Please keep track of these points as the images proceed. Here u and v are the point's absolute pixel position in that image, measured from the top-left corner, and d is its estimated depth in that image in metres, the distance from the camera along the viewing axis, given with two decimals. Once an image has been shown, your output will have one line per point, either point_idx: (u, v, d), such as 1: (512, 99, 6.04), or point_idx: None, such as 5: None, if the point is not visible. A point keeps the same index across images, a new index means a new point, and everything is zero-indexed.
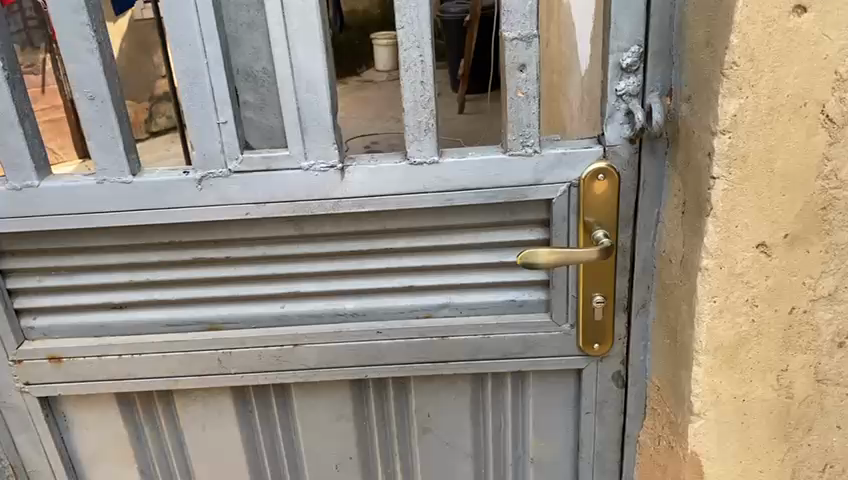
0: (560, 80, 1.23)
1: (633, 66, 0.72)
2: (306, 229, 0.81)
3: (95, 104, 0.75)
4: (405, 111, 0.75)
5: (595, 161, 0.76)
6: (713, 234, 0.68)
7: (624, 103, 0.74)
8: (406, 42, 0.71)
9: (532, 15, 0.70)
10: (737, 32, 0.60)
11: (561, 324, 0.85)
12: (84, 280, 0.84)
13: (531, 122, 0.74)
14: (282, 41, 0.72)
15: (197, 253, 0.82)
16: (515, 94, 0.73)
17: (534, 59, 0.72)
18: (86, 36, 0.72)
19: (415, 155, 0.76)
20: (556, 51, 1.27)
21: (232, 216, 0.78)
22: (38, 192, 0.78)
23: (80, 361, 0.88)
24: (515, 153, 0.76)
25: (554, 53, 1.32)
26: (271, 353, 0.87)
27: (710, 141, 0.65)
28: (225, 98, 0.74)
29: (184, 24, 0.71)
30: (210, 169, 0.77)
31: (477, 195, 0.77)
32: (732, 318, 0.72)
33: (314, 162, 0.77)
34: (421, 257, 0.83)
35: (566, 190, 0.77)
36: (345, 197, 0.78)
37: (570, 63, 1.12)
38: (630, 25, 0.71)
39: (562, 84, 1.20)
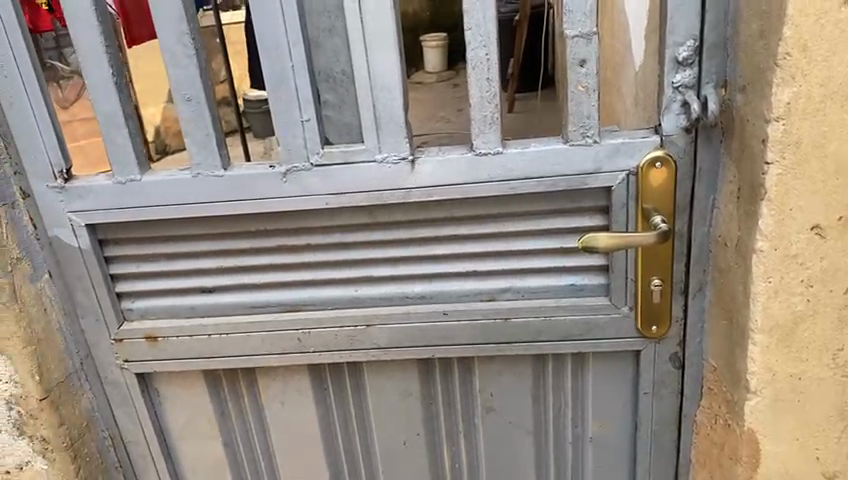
0: (614, 74, 1.26)
1: (689, 59, 0.76)
2: (378, 216, 0.87)
3: (192, 105, 0.83)
4: (471, 106, 0.80)
5: (653, 150, 0.81)
6: (768, 217, 0.71)
7: (680, 95, 0.78)
8: (474, 42, 0.77)
9: (591, 15, 0.75)
10: (790, 25, 0.64)
11: (620, 306, 0.89)
12: (179, 265, 0.93)
13: (591, 114, 0.79)
14: (360, 44, 0.79)
15: (280, 240, 0.90)
16: (576, 88, 0.78)
17: (594, 55, 0.77)
18: (186, 43, 0.80)
19: (481, 147, 0.82)
20: (609, 48, 1.31)
21: (313, 205, 0.86)
22: (140, 185, 0.87)
23: (173, 340, 0.96)
24: (575, 143, 0.81)
25: (608, 50, 1.35)
26: (346, 333, 0.94)
27: (764, 128, 0.69)
28: (308, 97, 0.81)
29: (272, 30, 0.78)
30: (293, 163, 0.84)
31: (539, 183, 0.82)
32: (787, 298, 0.75)
33: (387, 155, 0.83)
34: (486, 243, 0.88)
35: (625, 178, 0.81)
36: (415, 187, 0.84)
37: (624, 58, 1.16)
38: (686, 20, 0.75)
39: (616, 80, 1.23)
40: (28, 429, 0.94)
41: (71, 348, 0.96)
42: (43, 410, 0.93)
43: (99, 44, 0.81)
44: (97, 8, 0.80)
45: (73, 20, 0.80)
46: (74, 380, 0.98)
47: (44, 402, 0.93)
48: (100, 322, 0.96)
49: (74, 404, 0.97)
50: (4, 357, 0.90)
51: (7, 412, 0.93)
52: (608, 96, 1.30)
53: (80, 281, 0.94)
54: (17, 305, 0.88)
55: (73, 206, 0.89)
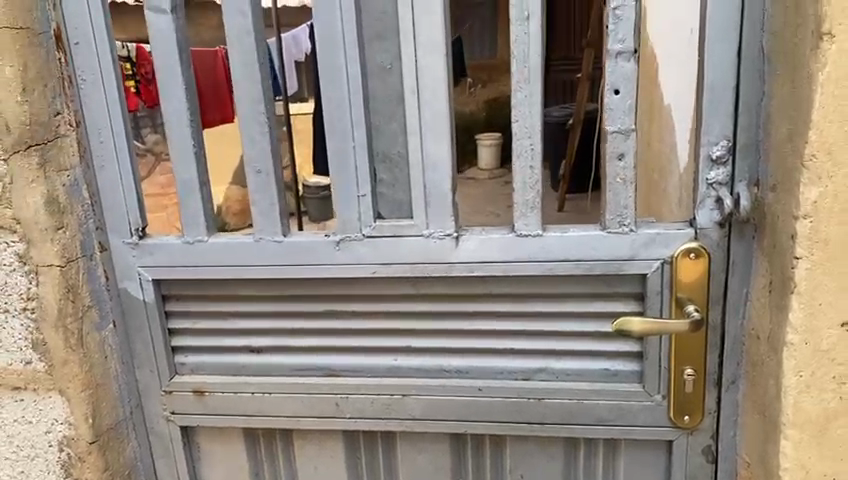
0: (662, 176, 1.31)
1: (722, 158, 0.81)
2: (422, 289, 0.92)
3: (260, 176, 0.91)
4: (514, 190, 0.86)
5: (687, 241, 0.84)
6: (798, 310, 0.74)
7: (714, 191, 0.82)
8: (519, 133, 0.84)
9: (630, 113, 0.81)
10: (815, 130, 0.68)
11: (653, 394, 0.90)
12: (232, 324, 0.99)
13: (628, 204, 0.84)
14: (416, 130, 0.86)
15: (328, 305, 0.96)
16: (615, 179, 0.84)
17: (632, 150, 0.83)
18: (261, 120, 0.89)
19: (521, 228, 0.87)
20: (659, 153, 1.37)
21: (361, 274, 0.92)
22: (206, 245, 0.95)
23: (219, 395, 1.01)
24: (612, 231, 0.85)
25: (656, 154, 1.40)
26: (382, 401, 0.97)
27: (793, 225, 0.72)
28: (365, 174, 0.89)
29: (338, 114, 0.87)
30: (347, 233, 0.91)
31: (576, 266, 0.87)
32: (818, 393, 0.76)
33: (434, 230, 0.89)
34: (523, 322, 0.92)
35: (660, 266, 0.85)
36: (458, 262, 0.90)
37: (670, 162, 1.21)
38: (720, 123, 0.80)
39: (663, 181, 1.29)
40: (75, 471, 0.98)
41: (124, 397, 1.02)
42: (91, 454, 0.97)
43: (186, 119, 0.91)
44: (188, 88, 0.91)
45: (167, 96, 0.91)
46: (122, 426, 1.02)
47: (94, 445, 0.97)
48: (154, 373, 1.02)
49: (119, 450, 1.02)
50: (62, 398, 0.95)
51: (58, 452, 0.98)
52: (655, 197, 1.35)
53: (141, 332, 1.00)
54: (82, 350, 0.94)
55: (143, 261, 0.97)
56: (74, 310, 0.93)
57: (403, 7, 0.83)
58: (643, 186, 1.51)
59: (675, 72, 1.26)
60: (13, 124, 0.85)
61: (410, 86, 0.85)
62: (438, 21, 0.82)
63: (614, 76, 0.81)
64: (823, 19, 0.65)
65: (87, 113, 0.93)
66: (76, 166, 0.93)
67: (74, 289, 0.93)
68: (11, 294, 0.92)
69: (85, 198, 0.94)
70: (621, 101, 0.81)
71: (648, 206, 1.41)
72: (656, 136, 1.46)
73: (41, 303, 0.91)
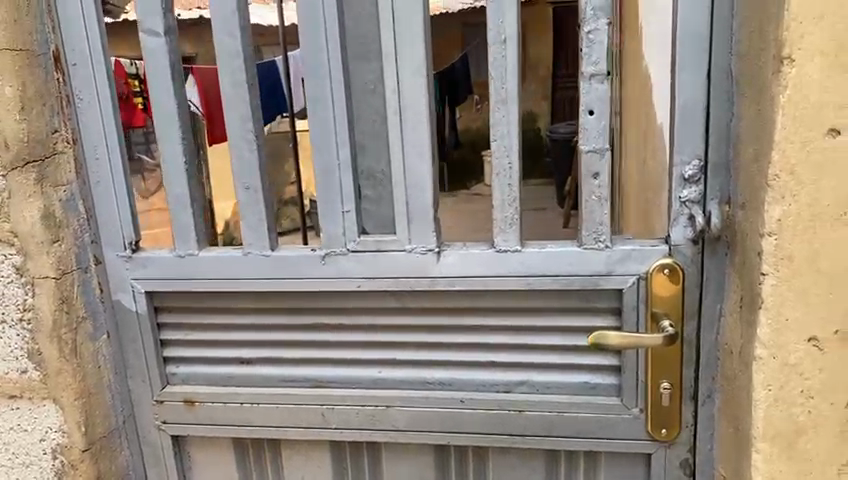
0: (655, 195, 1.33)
1: (694, 177, 0.83)
2: (405, 302, 0.95)
3: (249, 192, 0.94)
4: (494, 207, 0.89)
5: (661, 257, 0.86)
6: (765, 325, 0.75)
7: (687, 209, 0.84)
8: (498, 151, 0.87)
9: (604, 133, 0.84)
10: (778, 150, 0.70)
11: (630, 407, 0.92)
12: (222, 335, 1.01)
13: (603, 221, 0.86)
14: (398, 148, 0.89)
15: (314, 318, 0.98)
16: (590, 197, 0.86)
17: (606, 168, 0.85)
18: (250, 139, 0.93)
19: (501, 244, 0.90)
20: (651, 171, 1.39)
21: (346, 287, 0.94)
22: (196, 259, 0.98)
23: (209, 405, 1.04)
24: (588, 247, 0.88)
25: (648, 172, 1.43)
26: (367, 412, 0.99)
27: (759, 242, 0.74)
28: (350, 191, 0.92)
29: (324, 132, 0.90)
30: (332, 247, 0.94)
31: (554, 281, 0.89)
32: (787, 407, 0.77)
33: (416, 246, 0.92)
34: (503, 335, 0.94)
35: (635, 281, 0.87)
36: (440, 276, 0.92)
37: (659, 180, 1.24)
38: (692, 143, 0.83)
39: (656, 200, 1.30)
40: None
41: (116, 406, 1.05)
42: (83, 462, 1.00)
43: (178, 136, 0.95)
44: (181, 107, 0.95)
45: (160, 116, 0.94)
46: (115, 435, 1.05)
47: (86, 453, 1.00)
48: (146, 383, 1.05)
49: (112, 459, 1.04)
50: (56, 406, 0.98)
51: (51, 460, 1.00)
52: (646, 214, 1.37)
53: (133, 343, 1.03)
54: (75, 360, 0.97)
55: (136, 274, 1.00)
56: (68, 321, 0.96)
57: (386, 31, 0.86)
58: (638, 206, 1.53)
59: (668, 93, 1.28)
60: (12, 142, 0.89)
61: (393, 106, 0.88)
62: (419, 44, 0.86)
63: (588, 97, 0.84)
64: (783, 44, 0.68)
65: (84, 131, 0.97)
66: (73, 181, 0.96)
67: (69, 301, 0.96)
68: (8, 305, 0.95)
69: (81, 213, 0.98)
70: (596, 121, 0.84)
71: (642, 225, 1.43)
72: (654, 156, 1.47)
73: (37, 314, 0.94)
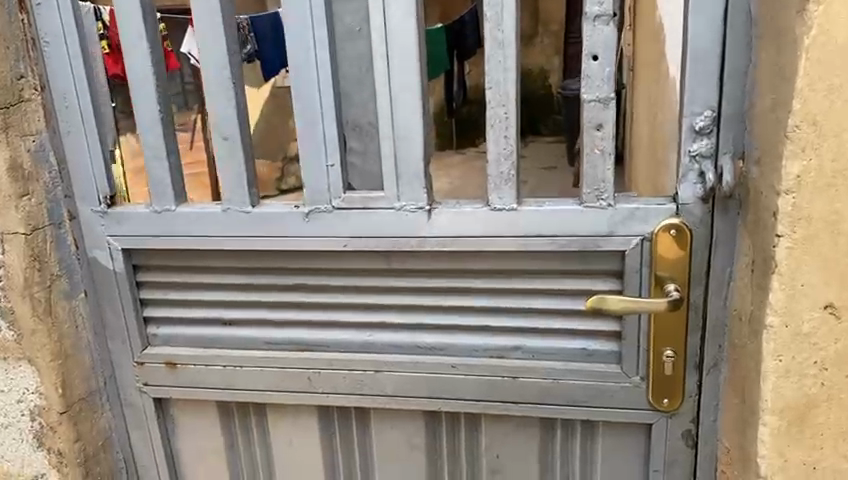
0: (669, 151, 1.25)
1: (706, 129, 0.76)
2: (394, 263, 0.89)
3: (228, 144, 0.88)
4: (489, 162, 0.83)
5: (667, 217, 0.80)
6: (778, 291, 0.70)
7: (697, 164, 0.77)
8: (492, 101, 0.80)
9: (609, 80, 0.77)
10: (799, 98, 0.63)
11: (631, 376, 0.87)
12: (203, 296, 0.97)
13: (606, 177, 0.80)
14: (386, 97, 0.83)
15: (299, 279, 0.93)
16: (591, 151, 0.80)
17: (611, 120, 0.78)
18: (227, 86, 0.86)
19: (496, 202, 0.84)
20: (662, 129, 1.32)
21: (331, 247, 0.89)
22: (174, 216, 0.92)
23: (191, 368, 1.00)
24: (589, 205, 0.82)
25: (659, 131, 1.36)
26: (355, 377, 0.95)
27: (775, 200, 0.68)
28: (334, 144, 0.86)
29: (306, 79, 0.84)
30: (316, 204, 0.88)
31: (551, 242, 0.83)
32: (798, 379, 0.72)
33: (406, 203, 0.86)
34: (498, 299, 0.89)
35: (639, 243, 0.81)
36: (430, 236, 0.86)
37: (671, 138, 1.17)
38: (705, 92, 0.75)
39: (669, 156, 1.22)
40: (47, 441, 0.98)
41: (96, 367, 1.01)
42: (61, 424, 0.97)
43: (152, 84, 0.89)
44: (153, 52, 0.88)
45: (132, 61, 0.88)
46: (96, 397, 1.02)
47: (64, 416, 0.96)
48: (126, 344, 1.01)
49: (92, 421, 1.01)
50: (32, 367, 0.94)
51: (30, 422, 0.97)
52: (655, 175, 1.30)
53: (112, 302, 0.99)
54: (50, 319, 0.93)
55: (112, 230, 0.95)
56: (40, 279, 0.92)
57: None
58: (648, 163, 1.45)
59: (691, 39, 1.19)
60: None
61: (379, 51, 0.81)
62: None
63: (592, 41, 0.76)
64: None
65: (53, 77, 0.90)
66: (42, 131, 0.91)
67: (41, 258, 0.92)
68: None
69: (52, 165, 0.92)
70: (599, 68, 0.77)
71: (650, 183, 1.35)
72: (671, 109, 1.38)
73: (7, 271, 0.90)
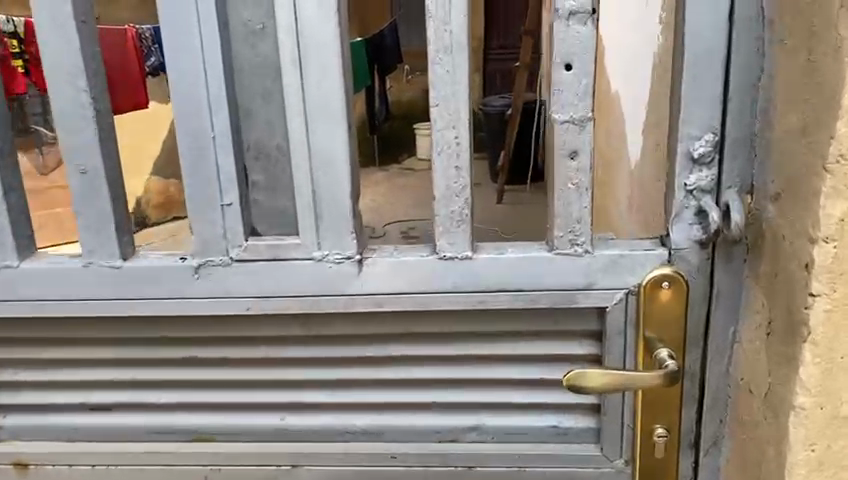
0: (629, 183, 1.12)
1: (706, 157, 0.60)
2: (315, 328, 0.70)
3: (86, 178, 0.66)
4: (436, 199, 0.64)
5: (657, 266, 0.64)
6: (811, 366, 0.55)
7: (695, 200, 0.62)
8: (439, 121, 0.62)
9: (586, 96, 0.61)
10: (845, 120, 0.48)
11: (613, 459, 0.70)
12: (65, 375, 0.74)
13: (582, 217, 0.63)
14: (299, 115, 0.63)
15: (190, 352, 0.72)
16: (565, 185, 0.63)
17: (588, 146, 0.62)
18: (82, 102, 0.64)
19: (445, 249, 0.65)
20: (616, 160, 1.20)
21: (232, 311, 0.69)
22: (17, 274, 0.70)
23: (49, 469, 0.76)
24: (561, 252, 0.65)
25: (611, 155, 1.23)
26: (267, 473, 0.75)
27: (808, 250, 0.53)
28: (231, 177, 0.65)
29: (191, 92, 0.63)
30: (208, 256, 0.67)
31: (515, 298, 0.66)
32: (832, 472, 0.57)
33: (328, 252, 0.66)
34: (448, 369, 0.70)
35: (623, 297, 0.65)
36: (360, 294, 0.67)
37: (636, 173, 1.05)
38: (706, 111, 0.60)
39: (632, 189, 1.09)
40: None
41: None
42: None
43: None
44: None
45: None
46: None
47: None
48: None
49: None
50: None
51: None
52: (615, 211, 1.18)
53: None
54: None
55: None
56: None
57: None
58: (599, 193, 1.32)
59: (650, 44, 1.04)
60: None
61: (290, 56, 0.62)
62: None
63: (564, 45, 0.60)
64: None
65: None
66: None
67: None
68: None
69: None
70: (574, 79, 0.60)
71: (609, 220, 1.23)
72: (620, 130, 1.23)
73: None
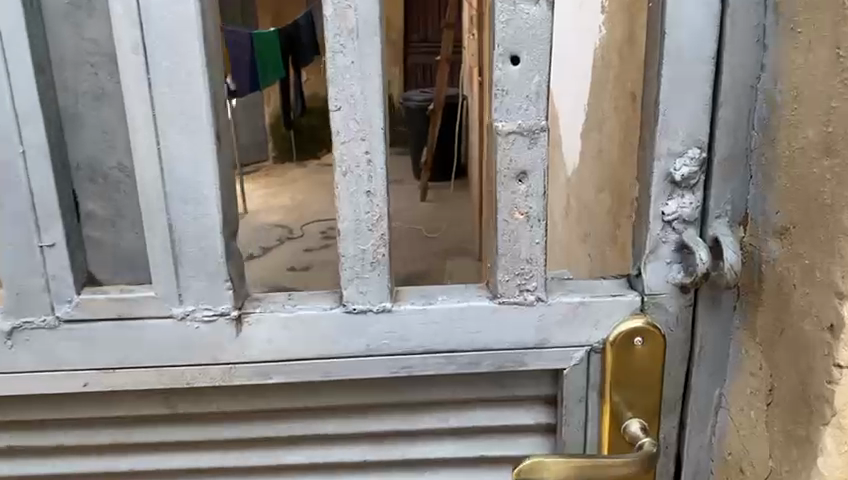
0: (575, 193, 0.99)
1: (690, 179, 0.47)
2: (184, 405, 0.52)
3: None
4: (342, 234, 0.48)
5: (628, 317, 0.50)
6: (835, 456, 0.41)
7: (675, 233, 0.48)
8: (344, 130, 0.46)
9: (538, 99, 0.46)
10: None
11: None
12: None
13: (533, 255, 0.49)
14: (148, 121, 0.45)
15: (13, 439, 0.54)
16: (511, 214, 0.48)
17: (541, 164, 0.47)
18: None
19: (355, 300, 0.49)
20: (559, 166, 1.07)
21: (65, 389, 0.50)
22: None
23: None
24: (506, 301, 0.50)
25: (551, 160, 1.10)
26: None
27: (834, 307, 0.40)
28: (51, 209, 0.47)
29: None
30: (25, 316, 0.49)
31: (448, 362, 0.51)
32: None
33: (194, 307, 0.49)
34: (363, 448, 0.55)
35: (585, 356, 0.51)
36: (241, 361, 0.50)
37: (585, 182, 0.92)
38: (690, 120, 0.46)
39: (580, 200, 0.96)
40: None
41: None
42: None
43: None
44: None
45: None
46: None
47: None
48: None
49: None
50: None
51: None
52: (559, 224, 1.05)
53: None
54: None
55: None
56: None
57: None
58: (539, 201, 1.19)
59: (585, 36, 0.90)
60: None
61: (128, 41, 0.44)
62: None
63: (509, 31, 0.45)
64: None
65: None
66: None
67: None
68: None
69: None
70: (522, 77, 0.46)
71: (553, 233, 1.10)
72: (557, 135, 1.08)
73: None
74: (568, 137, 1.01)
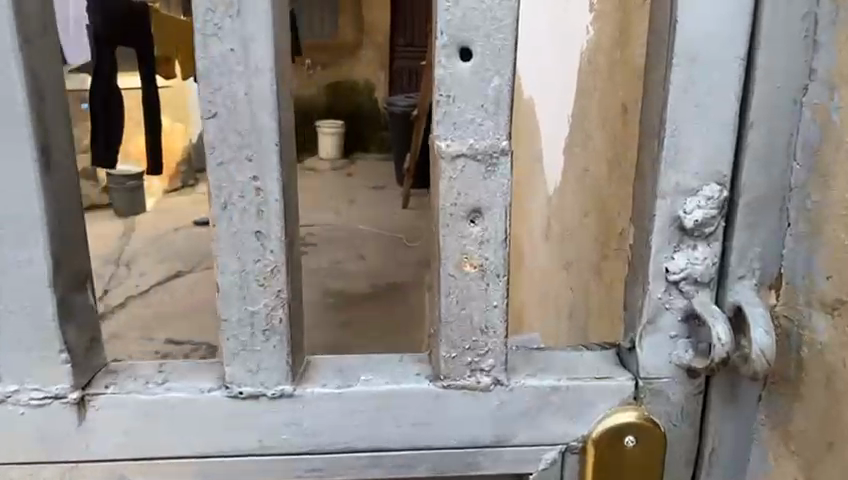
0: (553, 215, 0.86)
1: (705, 226, 0.34)
2: None
3: None
4: (222, 291, 0.34)
5: (616, 409, 0.37)
6: None
7: (683, 297, 0.35)
8: (222, 147, 0.32)
9: (496, 109, 0.33)
10: None
11: None
12: None
13: (490, 324, 0.36)
14: None
15: None
16: (459, 268, 0.35)
17: (502, 201, 0.34)
18: None
19: (242, 380, 0.36)
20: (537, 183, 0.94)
21: None
22: None
23: None
24: (452, 385, 0.36)
25: (530, 176, 0.97)
26: None
27: None
28: None
29: None
30: None
31: (371, 464, 0.37)
32: None
33: (17, 388, 0.35)
34: None
35: (557, 459, 0.38)
36: (88, 459, 0.37)
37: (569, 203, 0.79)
38: (708, 144, 0.33)
39: (560, 223, 0.83)
40: None
41: None
42: None
43: None
44: None
45: None
46: None
47: None
48: None
49: None
50: None
51: None
52: (539, 247, 0.92)
53: None
54: None
55: None
56: None
57: None
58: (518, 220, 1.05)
59: (566, 34, 0.77)
60: None
61: None
62: None
63: (457, 13, 0.32)
64: None
65: None
66: None
67: None
68: None
69: None
70: (475, 78, 0.32)
71: (531, 257, 0.97)
72: (536, 149, 0.95)
73: None
74: (548, 152, 0.88)
